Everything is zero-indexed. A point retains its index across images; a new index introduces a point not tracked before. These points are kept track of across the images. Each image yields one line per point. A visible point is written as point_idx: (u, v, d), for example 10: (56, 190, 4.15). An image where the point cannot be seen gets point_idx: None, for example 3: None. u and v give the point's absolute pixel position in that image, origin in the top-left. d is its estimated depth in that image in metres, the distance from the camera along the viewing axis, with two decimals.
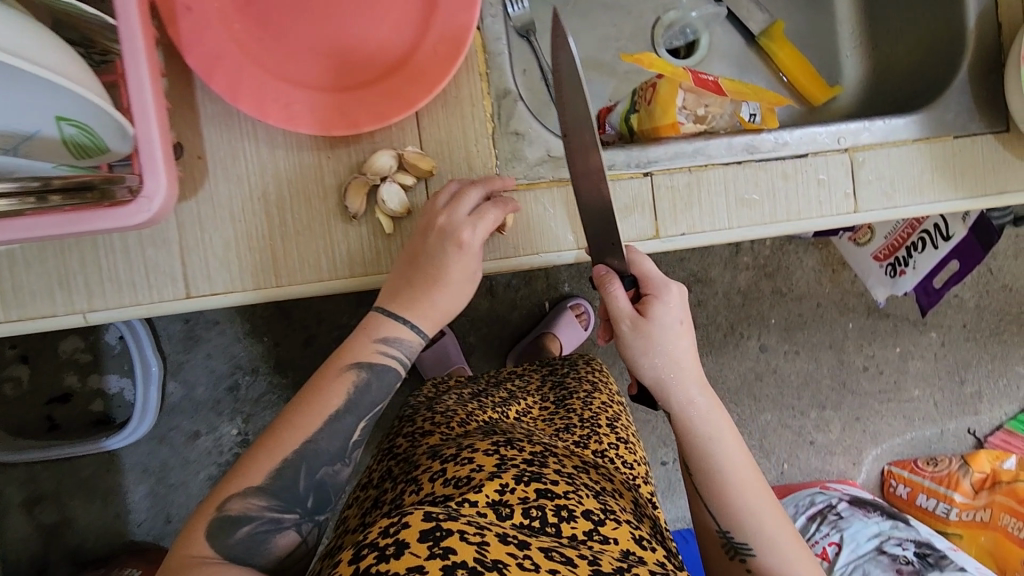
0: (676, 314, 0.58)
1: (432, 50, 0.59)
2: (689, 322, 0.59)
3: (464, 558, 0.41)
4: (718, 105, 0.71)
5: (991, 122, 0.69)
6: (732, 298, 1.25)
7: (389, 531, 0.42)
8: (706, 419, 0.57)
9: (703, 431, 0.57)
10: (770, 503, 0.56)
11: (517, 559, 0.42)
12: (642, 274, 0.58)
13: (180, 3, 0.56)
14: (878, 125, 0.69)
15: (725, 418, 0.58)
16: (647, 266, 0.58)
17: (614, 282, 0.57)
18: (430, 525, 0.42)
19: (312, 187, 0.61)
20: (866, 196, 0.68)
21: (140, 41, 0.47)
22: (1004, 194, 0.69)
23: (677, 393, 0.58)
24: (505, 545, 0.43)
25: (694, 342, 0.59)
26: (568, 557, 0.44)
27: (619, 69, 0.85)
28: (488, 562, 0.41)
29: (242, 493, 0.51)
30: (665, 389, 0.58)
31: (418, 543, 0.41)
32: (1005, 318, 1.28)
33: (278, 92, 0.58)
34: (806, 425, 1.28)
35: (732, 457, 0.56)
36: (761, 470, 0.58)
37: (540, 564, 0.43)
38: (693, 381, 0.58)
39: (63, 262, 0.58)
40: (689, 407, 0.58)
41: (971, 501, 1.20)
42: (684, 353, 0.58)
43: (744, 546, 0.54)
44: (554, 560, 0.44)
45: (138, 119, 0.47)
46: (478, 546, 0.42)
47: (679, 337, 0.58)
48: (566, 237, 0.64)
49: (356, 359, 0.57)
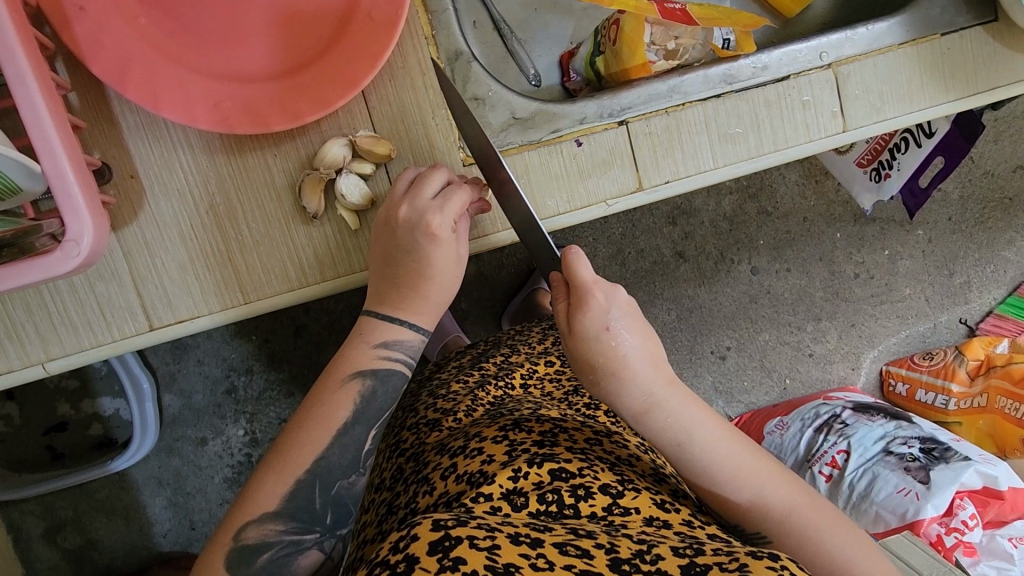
0: (599, 322, 0.52)
1: (367, 20, 0.52)
2: (641, 317, 0.54)
3: (475, 566, 0.39)
4: (689, 36, 0.66)
5: (979, 13, 0.64)
6: (719, 224, 1.22)
7: (398, 546, 0.40)
8: (669, 425, 0.53)
9: (675, 421, 0.53)
10: (774, 476, 0.54)
11: (531, 559, 0.41)
12: (578, 280, 0.52)
13: (71, 3, 0.49)
14: (861, 33, 0.64)
15: (702, 412, 0.54)
16: (583, 271, 0.52)
17: (562, 298, 0.54)
18: (439, 535, 0.40)
19: (263, 191, 0.56)
20: (854, 112, 0.64)
21: (25, 63, 0.41)
22: (998, 88, 0.65)
23: (636, 393, 0.53)
24: (517, 546, 0.41)
25: (649, 332, 0.54)
26: (584, 549, 0.42)
27: (576, 6, 0.78)
28: (500, 568, 0.39)
29: (258, 520, 0.50)
30: (618, 396, 0.53)
31: (428, 556, 0.39)
32: (989, 205, 1.26)
33: (202, 92, 0.51)
34: (804, 339, 1.28)
35: (709, 448, 0.53)
36: (750, 442, 0.56)
37: (554, 562, 0.41)
38: (650, 378, 0.53)
39: (9, 313, 0.53)
40: (651, 412, 0.53)
41: (968, 389, 1.19)
42: (630, 354, 0.53)
43: (758, 535, 0.52)
44: (569, 554, 0.41)
45: (42, 154, 0.42)
46: (489, 551, 0.40)
47: (614, 345, 0.52)
48: (501, 215, 0.60)
49: (358, 368, 0.54)
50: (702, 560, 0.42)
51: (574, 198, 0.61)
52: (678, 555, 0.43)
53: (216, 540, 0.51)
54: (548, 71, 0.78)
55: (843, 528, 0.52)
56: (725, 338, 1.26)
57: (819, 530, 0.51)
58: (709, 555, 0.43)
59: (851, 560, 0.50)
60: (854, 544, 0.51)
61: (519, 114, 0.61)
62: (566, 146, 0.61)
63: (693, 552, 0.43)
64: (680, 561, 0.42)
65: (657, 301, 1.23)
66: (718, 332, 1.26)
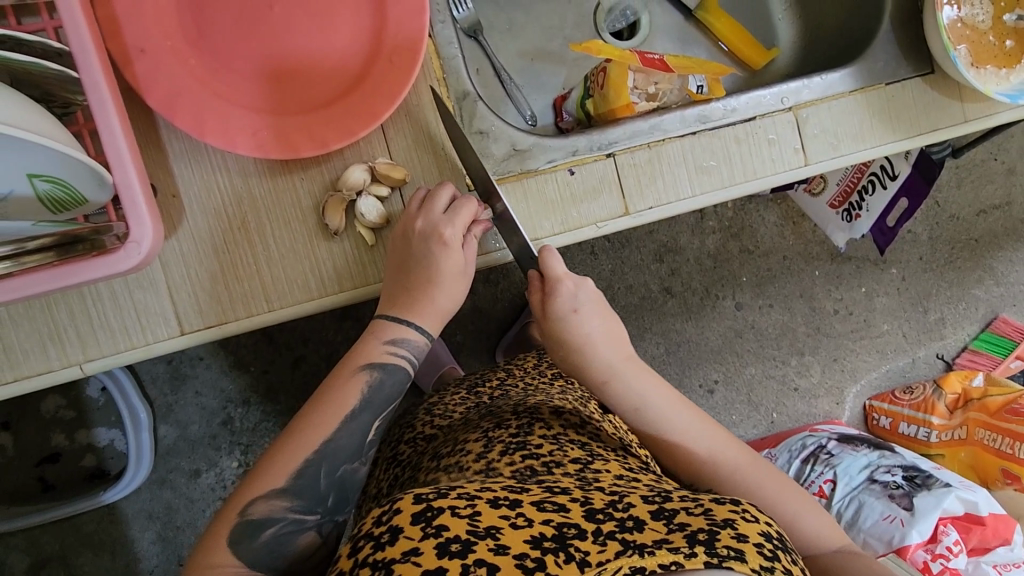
0: (568, 305, 0.62)
1: (388, 61, 0.60)
2: (604, 304, 0.64)
3: (456, 532, 0.43)
4: (667, 81, 0.75)
5: (918, 66, 0.74)
6: (704, 262, 1.30)
7: (382, 521, 0.44)
8: (625, 395, 0.63)
9: (630, 394, 0.63)
10: (718, 437, 0.62)
11: (511, 519, 0.44)
12: (551, 273, 0.60)
13: (133, 46, 0.56)
14: (817, 82, 0.73)
15: (655, 384, 0.64)
16: (557, 265, 0.60)
17: (536, 290, 0.63)
18: (422, 506, 0.44)
19: (290, 211, 0.62)
20: (815, 149, 0.72)
21: (105, 90, 0.48)
22: (938, 130, 0.74)
23: (597, 366, 0.63)
24: (497, 509, 0.45)
25: (609, 317, 0.64)
26: (560, 504, 0.46)
27: (568, 57, 0.88)
28: (480, 532, 0.43)
29: (265, 496, 0.53)
30: (581, 370, 0.63)
31: (411, 526, 0.43)
32: (956, 246, 1.35)
33: (241, 121, 0.58)
34: (789, 373, 1.34)
35: (662, 416, 0.62)
36: (699, 410, 0.64)
37: (533, 518, 0.44)
38: (610, 354, 0.63)
39: (52, 316, 0.58)
40: (609, 382, 0.63)
41: (948, 422, 1.26)
42: (593, 334, 0.63)
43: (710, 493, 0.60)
44: (546, 510, 0.45)
45: (114, 165, 0.48)
46: (469, 517, 0.44)
47: (580, 324, 0.62)
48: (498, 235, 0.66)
49: (368, 360, 0.60)
50: (670, 505, 0.46)
51: (568, 221, 0.68)
52: (648, 503, 0.47)
53: (223, 515, 0.53)
54: (543, 113, 0.87)
55: (781, 480, 0.60)
56: (713, 371, 1.32)
57: (757, 489, 0.59)
58: (676, 501, 0.47)
59: (790, 511, 0.58)
60: (789, 491, 0.59)
61: (519, 147, 0.68)
62: (560, 175, 0.68)
63: (661, 500, 0.47)
64: (649, 507, 0.46)
65: (646, 335, 1.29)
66: (706, 366, 1.31)
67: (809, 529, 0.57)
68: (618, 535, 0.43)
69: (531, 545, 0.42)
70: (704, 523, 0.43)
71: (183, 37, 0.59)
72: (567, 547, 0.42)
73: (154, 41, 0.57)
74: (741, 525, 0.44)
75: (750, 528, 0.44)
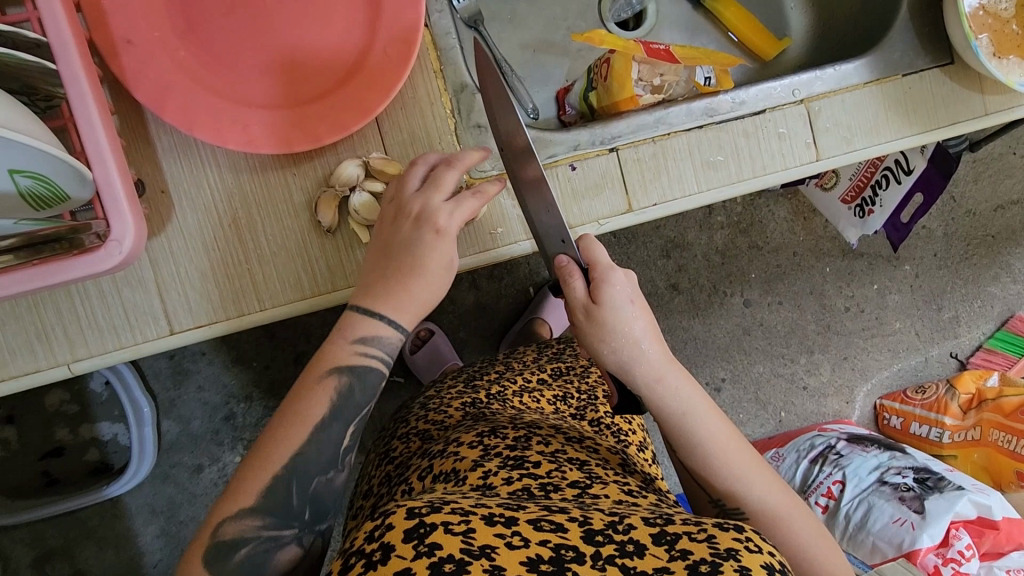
0: (625, 295, 0.57)
1: (384, 51, 0.58)
2: (641, 300, 0.58)
3: (450, 551, 0.41)
4: (673, 73, 0.73)
5: (937, 57, 0.71)
6: (712, 258, 1.27)
7: (374, 536, 0.42)
8: (673, 397, 0.58)
9: (679, 403, 0.58)
10: (747, 453, 0.59)
11: (506, 538, 0.43)
12: (597, 264, 0.57)
13: (120, 37, 0.55)
14: (830, 73, 0.70)
15: (697, 392, 0.59)
16: (597, 251, 0.58)
17: (578, 276, 0.57)
18: (414, 522, 0.42)
19: (282, 207, 0.60)
20: (827, 143, 0.70)
21: (84, 83, 0.47)
22: (956, 124, 0.71)
23: (648, 365, 0.58)
24: (492, 526, 0.43)
25: (650, 317, 0.59)
26: (558, 524, 0.44)
27: (571, 48, 0.86)
28: (475, 551, 0.42)
29: (235, 516, 0.52)
30: (630, 371, 0.58)
31: (403, 544, 0.41)
32: (972, 242, 1.32)
33: (231, 114, 0.57)
34: (798, 372, 1.31)
35: (702, 422, 0.58)
36: (735, 427, 0.60)
37: (529, 538, 0.43)
38: (658, 355, 0.58)
39: (39, 315, 0.57)
40: (657, 383, 0.58)
41: (961, 422, 1.22)
42: (641, 335, 0.58)
43: (737, 511, 0.57)
44: (543, 529, 0.44)
45: (95, 163, 0.47)
46: (464, 535, 0.42)
47: (631, 321, 0.57)
48: (516, 229, 0.65)
49: (335, 364, 0.56)
50: (672, 528, 0.44)
51: (571, 218, 0.66)
52: (649, 524, 0.45)
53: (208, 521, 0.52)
54: (544, 106, 0.85)
55: (795, 505, 0.58)
56: (720, 369, 1.29)
57: (772, 512, 0.56)
58: (678, 523, 0.45)
59: (805, 537, 0.55)
60: (803, 517, 0.57)
61: None
62: (562, 170, 0.66)
63: (663, 522, 0.45)
64: (651, 530, 0.44)
65: None
66: (712, 364, 1.29)
67: (818, 555, 0.55)
68: (618, 560, 0.42)
69: (526, 568, 0.41)
70: (708, 554, 0.42)
71: (170, 27, 0.57)
72: (564, 571, 0.41)
73: (141, 32, 0.55)
74: (744, 556, 0.42)
75: (755, 561, 0.42)
